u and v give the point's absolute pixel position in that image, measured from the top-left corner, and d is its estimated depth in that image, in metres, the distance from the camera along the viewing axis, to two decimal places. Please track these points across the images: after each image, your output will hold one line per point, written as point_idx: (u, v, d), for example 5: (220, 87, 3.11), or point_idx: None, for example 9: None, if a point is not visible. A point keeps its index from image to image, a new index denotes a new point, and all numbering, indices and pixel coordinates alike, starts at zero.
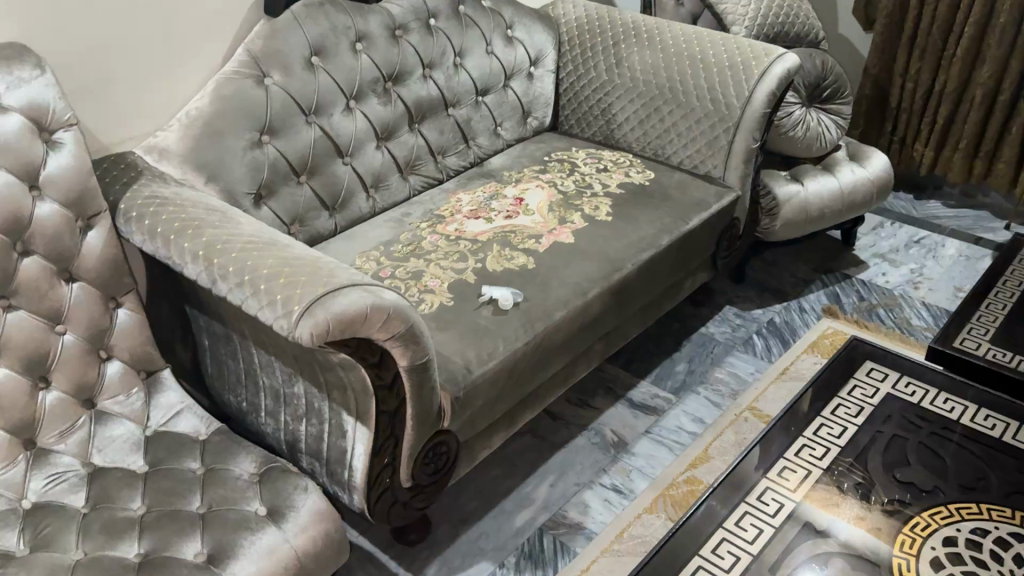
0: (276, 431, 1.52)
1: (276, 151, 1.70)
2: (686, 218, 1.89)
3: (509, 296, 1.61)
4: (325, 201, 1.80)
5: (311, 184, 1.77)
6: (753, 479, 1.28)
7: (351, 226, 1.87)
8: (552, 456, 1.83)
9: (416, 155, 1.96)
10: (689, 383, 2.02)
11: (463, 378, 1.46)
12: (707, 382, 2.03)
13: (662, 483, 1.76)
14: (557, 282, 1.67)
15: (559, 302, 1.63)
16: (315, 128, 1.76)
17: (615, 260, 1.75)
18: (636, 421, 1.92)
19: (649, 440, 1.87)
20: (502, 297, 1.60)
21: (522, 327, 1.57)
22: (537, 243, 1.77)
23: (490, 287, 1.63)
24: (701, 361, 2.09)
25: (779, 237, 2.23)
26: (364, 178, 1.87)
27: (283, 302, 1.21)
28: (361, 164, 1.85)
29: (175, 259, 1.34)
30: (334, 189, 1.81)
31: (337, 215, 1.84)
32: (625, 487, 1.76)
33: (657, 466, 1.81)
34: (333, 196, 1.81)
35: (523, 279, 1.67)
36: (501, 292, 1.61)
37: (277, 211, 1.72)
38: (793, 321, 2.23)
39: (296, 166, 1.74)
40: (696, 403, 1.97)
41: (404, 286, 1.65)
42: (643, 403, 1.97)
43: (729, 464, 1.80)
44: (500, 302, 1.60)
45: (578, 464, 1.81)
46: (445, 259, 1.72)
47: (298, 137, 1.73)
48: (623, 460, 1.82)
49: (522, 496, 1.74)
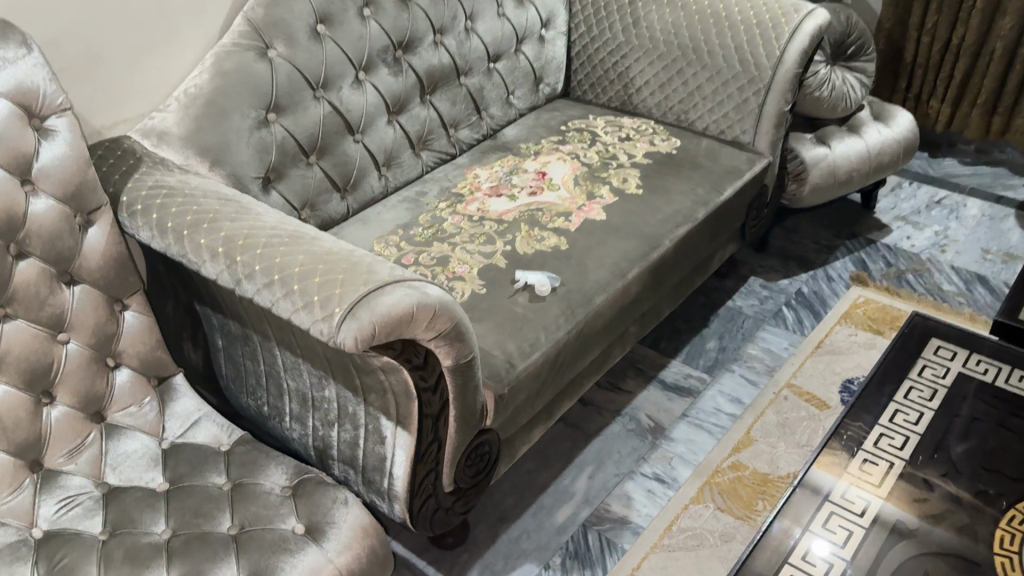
0: (303, 437, 1.40)
1: (284, 130, 1.56)
2: (720, 189, 1.78)
3: (545, 281, 1.50)
4: (337, 182, 1.67)
5: (322, 164, 1.64)
6: (833, 476, 1.19)
7: (364, 208, 1.74)
8: (588, 446, 1.74)
9: (428, 128, 1.83)
10: (722, 361, 1.93)
11: (507, 374, 1.35)
12: (741, 359, 1.94)
13: (707, 471, 1.67)
14: (595, 263, 1.56)
15: (600, 285, 1.52)
16: (324, 103, 1.62)
17: (652, 237, 1.64)
18: (671, 404, 1.83)
19: (687, 425, 1.78)
20: (537, 282, 1.49)
21: (563, 315, 1.46)
22: (566, 222, 1.65)
23: (523, 272, 1.52)
24: (732, 338, 2.00)
25: (806, 203, 2.14)
26: (376, 156, 1.73)
27: (321, 305, 1.09)
28: (372, 141, 1.72)
29: (191, 256, 1.21)
30: (345, 169, 1.67)
31: (348, 196, 1.70)
32: (668, 476, 1.67)
33: (699, 452, 1.72)
34: (345, 176, 1.68)
35: (558, 261, 1.55)
36: (536, 277, 1.50)
37: (288, 196, 1.59)
38: (822, 291, 2.15)
39: (305, 146, 1.60)
40: (732, 382, 1.88)
41: (431, 273, 1.53)
42: (676, 384, 1.88)
43: (773, 446, 1.72)
44: (537, 288, 1.48)
45: (616, 453, 1.72)
46: (471, 242, 1.60)
47: (307, 114, 1.59)
48: (663, 447, 1.73)
49: (561, 490, 1.64)
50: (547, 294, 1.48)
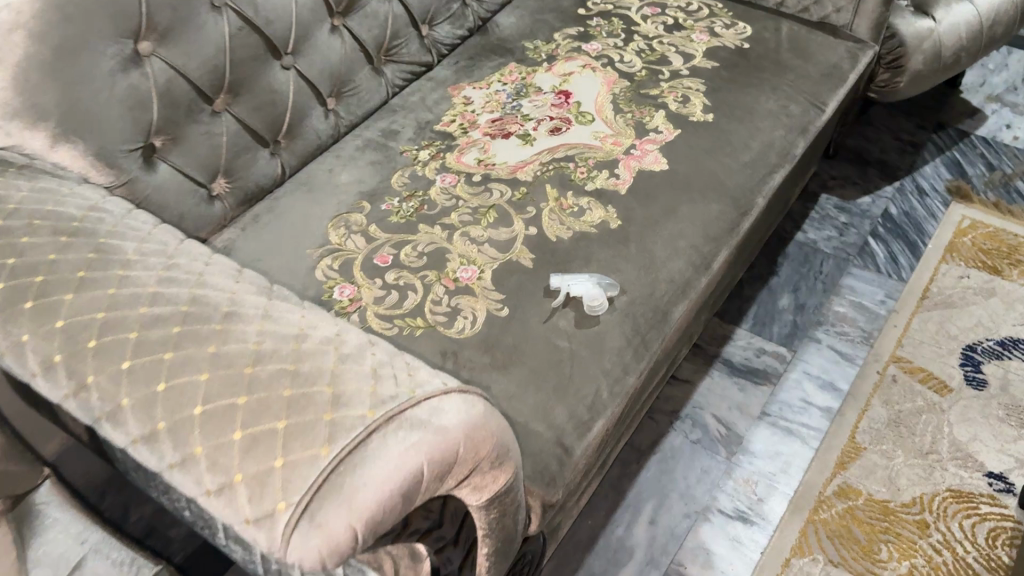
0: (250, 561, 0.93)
1: (167, 68, 0.97)
2: (819, 106, 1.25)
3: (599, 292, 0.99)
4: (262, 134, 1.10)
5: (236, 111, 1.06)
6: None
7: (309, 164, 1.18)
8: (642, 472, 1.29)
9: (393, 31, 1.24)
10: (802, 327, 1.47)
11: (561, 468, 0.87)
12: (826, 323, 1.48)
13: (807, 502, 1.25)
14: (665, 249, 1.05)
15: (678, 289, 1.02)
16: (229, 15, 1.02)
17: (739, 197, 1.12)
18: (745, 397, 1.38)
19: (770, 429, 1.34)
20: (587, 295, 0.98)
21: (632, 346, 0.96)
22: (612, 181, 1.11)
23: (563, 275, 1.00)
24: (810, 290, 1.53)
25: (898, 96, 1.61)
26: (321, 85, 1.16)
27: (251, 493, 0.57)
28: (312, 62, 1.14)
29: (11, 363, 0.68)
30: (276, 113, 1.11)
31: (283, 150, 1.14)
32: (755, 513, 1.24)
33: (794, 474, 1.29)
34: (276, 123, 1.11)
35: (611, 253, 1.04)
36: (586, 285, 0.99)
37: (188, 168, 1.03)
38: (914, 211, 1.66)
39: (207, 87, 1.02)
40: (820, 359, 1.43)
41: (424, 284, 1.01)
42: (747, 365, 1.42)
43: (889, 457, 1.30)
44: (587, 305, 0.98)
45: (682, 480, 1.28)
46: (477, 222, 1.07)
47: (203, 36, 1.00)
48: (742, 466, 1.30)
49: (614, 547, 1.21)
50: (601, 316, 0.98)
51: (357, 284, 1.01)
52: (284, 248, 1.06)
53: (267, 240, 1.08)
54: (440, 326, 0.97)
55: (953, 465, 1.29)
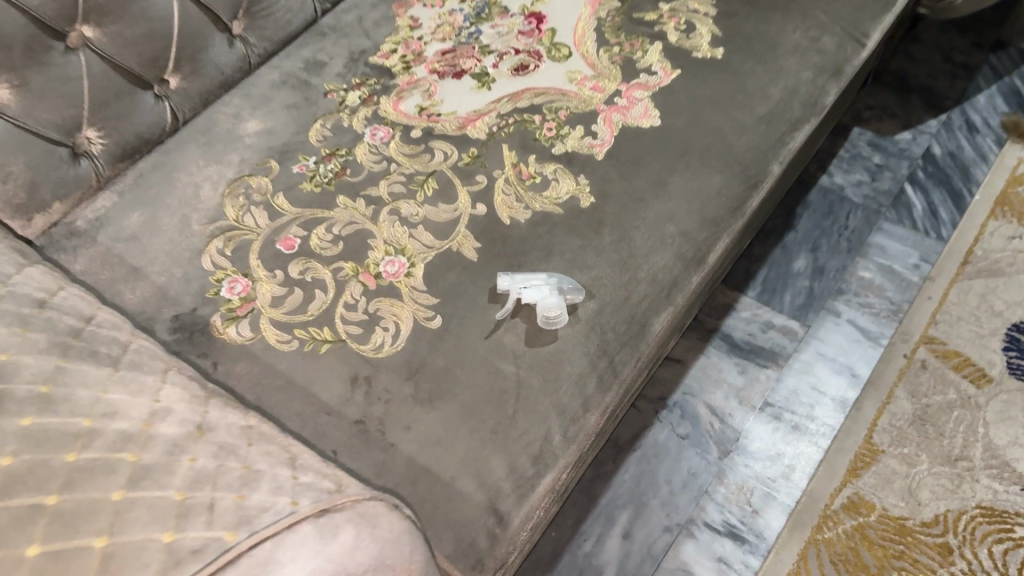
0: None
1: None
2: (859, 38, 0.98)
3: (558, 300, 0.76)
4: (140, 73, 0.87)
5: (100, 46, 0.82)
6: None
7: (211, 106, 0.95)
8: (618, 474, 1.11)
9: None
10: (819, 297, 1.26)
11: (493, 547, 0.67)
12: (846, 293, 1.26)
13: (810, 517, 1.07)
14: (649, 237, 0.82)
15: (661, 292, 0.80)
16: None
17: (749, 163, 0.88)
18: (745, 383, 1.18)
19: (772, 424, 1.14)
20: (542, 305, 0.76)
21: (598, 372, 0.75)
22: (587, 141, 0.88)
23: (513, 276, 0.78)
24: (832, 251, 1.30)
25: (955, 13, 1.32)
26: (220, 7, 0.91)
27: None
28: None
29: None
30: (157, 46, 0.86)
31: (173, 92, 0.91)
32: (749, 529, 1.07)
33: (797, 481, 1.10)
34: (159, 58, 0.87)
35: (579, 243, 0.81)
36: (541, 290, 0.77)
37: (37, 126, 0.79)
38: (961, 152, 1.41)
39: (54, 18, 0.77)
40: (836, 337, 1.22)
41: (336, 281, 0.79)
42: (749, 342, 1.22)
43: (910, 464, 1.10)
44: (542, 315, 0.76)
45: (664, 486, 1.10)
46: (411, 195, 0.84)
47: None
48: (736, 470, 1.11)
49: (580, 565, 1.04)
50: (557, 334, 0.76)
51: (251, 278, 0.80)
52: (169, 224, 0.85)
53: (149, 213, 0.86)
54: (353, 341, 0.76)
55: (986, 476, 1.09)
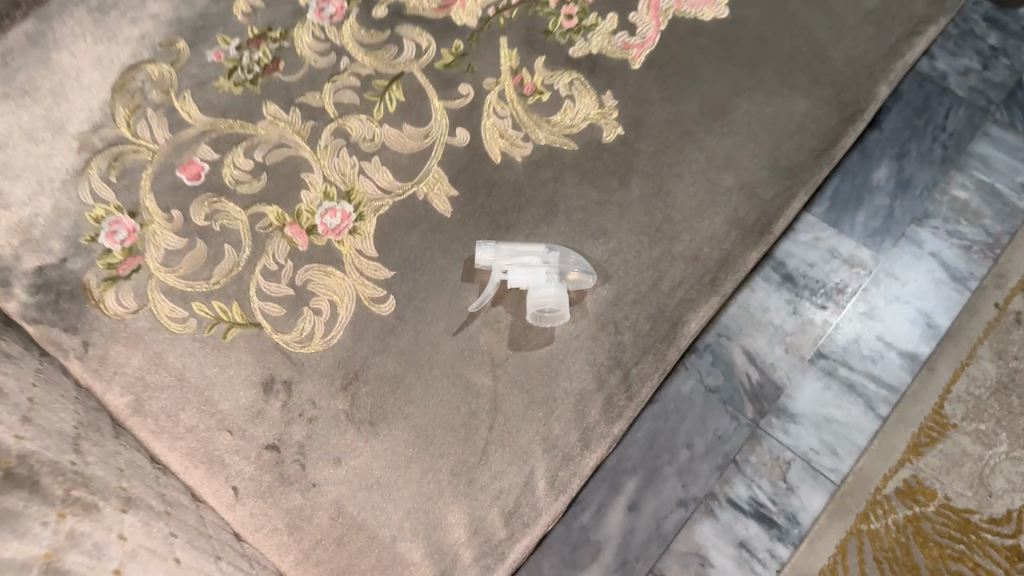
0: None
1: None
2: None
3: (558, 284, 0.54)
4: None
5: None
6: None
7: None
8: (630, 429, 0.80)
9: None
10: (900, 221, 0.86)
11: None
12: (938, 214, 0.86)
13: (856, 499, 0.77)
14: (695, 193, 0.59)
15: (704, 275, 0.57)
16: None
17: (848, 83, 0.62)
18: (788, 323, 0.83)
19: (822, 381, 0.81)
20: (535, 293, 0.54)
21: (606, 391, 0.54)
22: (620, 39, 0.62)
23: (497, 247, 0.56)
24: (922, 159, 0.88)
25: None
26: None
27: None
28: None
29: None
30: None
31: None
32: (780, 511, 0.77)
33: (845, 456, 0.79)
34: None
35: (597, 196, 0.58)
36: (534, 272, 0.55)
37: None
38: None
39: None
40: (914, 276, 0.84)
41: (255, 234, 0.57)
42: (807, 276, 0.85)
43: (987, 444, 0.78)
44: (533, 307, 0.54)
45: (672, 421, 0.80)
46: (366, 109, 0.60)
47: None
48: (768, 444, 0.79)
49: (573, 541, 0.77)
50: (552, 339, 0.55)
51: (139, 219, 0.58)
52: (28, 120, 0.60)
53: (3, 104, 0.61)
54: (271, 328, 0.55)
55: None
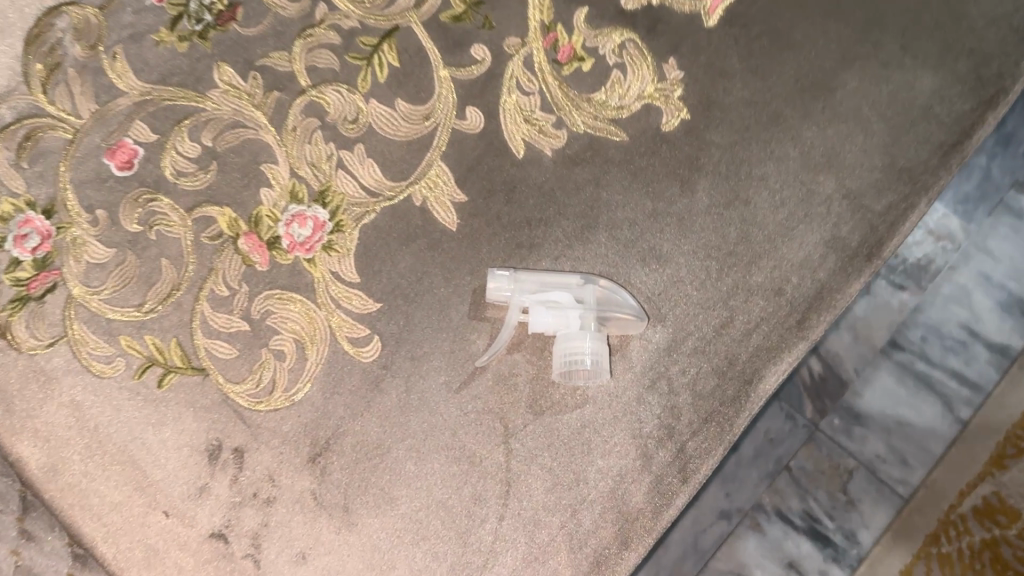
0: None
1: None
2: None
3: (596, 334, 0.41)
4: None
5: None
6: None
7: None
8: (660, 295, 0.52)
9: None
10: (997, 183, 0.62)
11: None
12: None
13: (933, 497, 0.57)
14: (781, 204, 0.44)
15: (787, 316, 0.43)
16: None
17: (992, 53, 0.46)
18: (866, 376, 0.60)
19: (906, 371, 0.60)
20: (566, 347, 0.40)
21: (653, 470, 0.42)
22: None
23: (513, 275, 0.42)
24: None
25: None
26: None
27: None
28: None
29: None
30: None
31: None
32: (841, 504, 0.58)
33: (916, 467, 0.58)
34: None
35: (650, 207, 0.44)
36: (563, 315, 0.41)
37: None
38: None
39: None
40: (995, 239, 0.61)
41: (201, 247, 0.44)
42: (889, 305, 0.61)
43: None
44: (563, 365, 0.40)
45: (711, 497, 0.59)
46: (347, 77, 0.45)
47: None
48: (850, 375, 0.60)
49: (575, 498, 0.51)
50: (583, 401, 0.42)
51: (56, 220, 0.44)
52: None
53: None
54: (220, 376, 0.42)
55: None
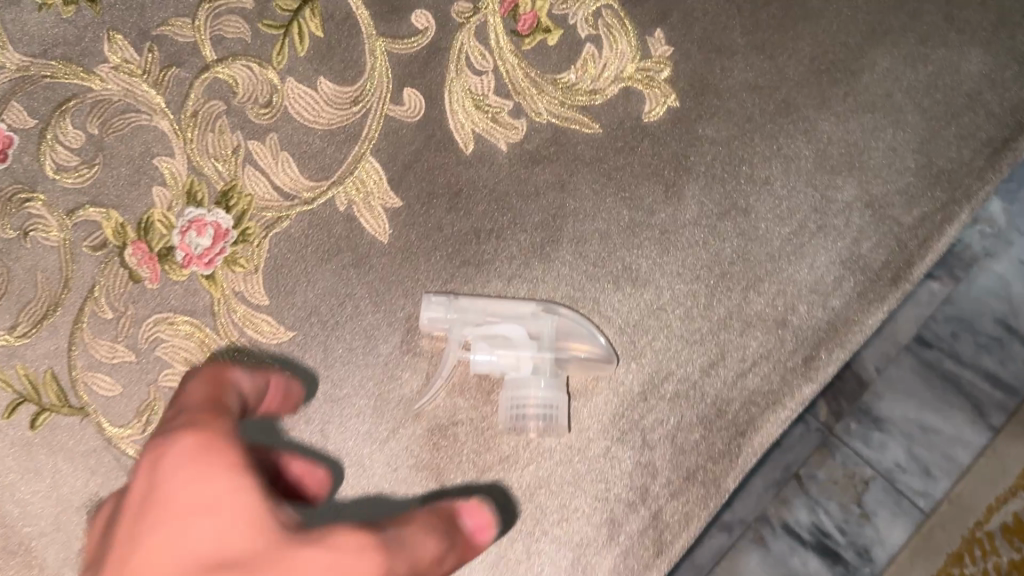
0: None
1: None
2: None
3: (555, 380, 0.33)
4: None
5: None
6: None
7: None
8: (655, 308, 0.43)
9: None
10: None
11: None
12: None
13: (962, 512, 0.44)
14: (788, 214, 0.36)
15: (792, 354, 0.35)
16: None
17: None
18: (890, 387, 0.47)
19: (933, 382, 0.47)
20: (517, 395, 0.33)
21: (621, 543, 0.34)
22: None
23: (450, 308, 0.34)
24: None
25: None
26: None
27: None
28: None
29: None
30: None
31: None
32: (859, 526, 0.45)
33: (942, 479, 0.45)
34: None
35: (625, 216, 0.36)
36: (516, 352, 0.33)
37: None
38: None
39: None
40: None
41: (82, 260, 0.36)
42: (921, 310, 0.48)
43: None
44: (506, 413, 0.33)
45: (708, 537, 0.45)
46: (259, 51, 0.37)
47: None
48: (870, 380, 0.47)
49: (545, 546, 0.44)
50: (534, 456, 0.34)
51: None
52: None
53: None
54: (103, 418, 0.36)
55: None
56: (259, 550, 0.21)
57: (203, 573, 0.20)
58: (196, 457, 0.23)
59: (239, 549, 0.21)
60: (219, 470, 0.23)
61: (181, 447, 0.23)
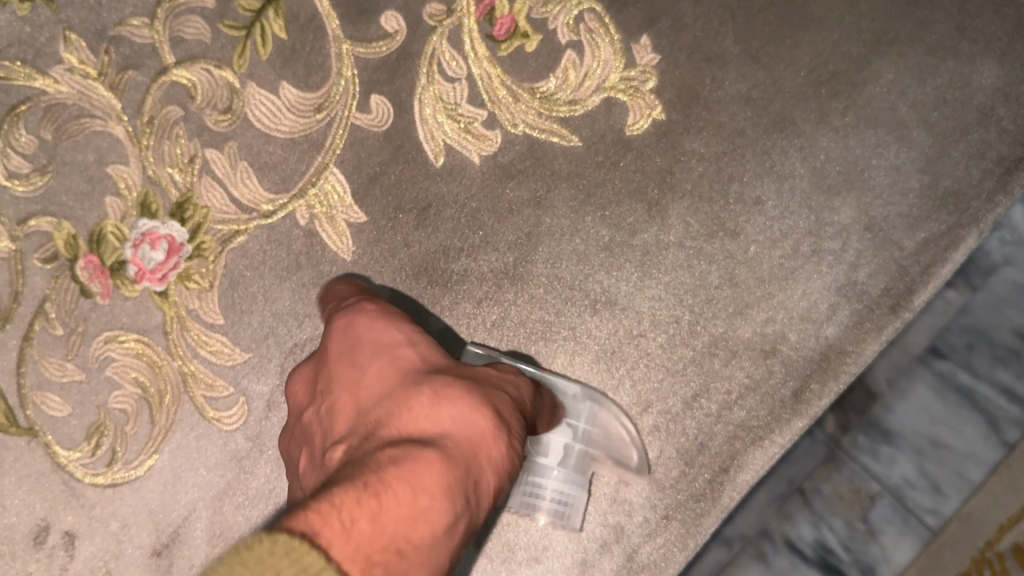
0: None
1: None
2: None
3: (580, 476, 0.32)
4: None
5: None
6: None
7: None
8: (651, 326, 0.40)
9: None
10: None
11: None
12: None
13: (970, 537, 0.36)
14: (780, 237, 0.33)
15: (784, 387, 0.33)
16: None
17: None
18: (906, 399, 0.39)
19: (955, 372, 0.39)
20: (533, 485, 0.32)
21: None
22: None
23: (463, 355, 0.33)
24: None
25: None
26: None
27: None
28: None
29: None
30: None
31: None
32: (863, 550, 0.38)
33: (953, 496, 0.38)
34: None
35: (605, 237, 0.33)
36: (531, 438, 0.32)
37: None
38: None
39: None
40: None
41: (32, 273, 0.34)
42: None
43: None
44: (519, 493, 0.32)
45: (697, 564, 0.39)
46: (220, 54, 0.35)
47: None
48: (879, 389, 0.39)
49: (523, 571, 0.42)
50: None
51: None
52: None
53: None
54: (51, 440, 0.34)
55: None
56: (444, 370, 0.25)
57: (422, 377, 0.23)
58: (377, 313, 0.27)
59: (436, 367, 0.24)
60: (394, 320, 0.26)
61: (360, 314, 0.26)
